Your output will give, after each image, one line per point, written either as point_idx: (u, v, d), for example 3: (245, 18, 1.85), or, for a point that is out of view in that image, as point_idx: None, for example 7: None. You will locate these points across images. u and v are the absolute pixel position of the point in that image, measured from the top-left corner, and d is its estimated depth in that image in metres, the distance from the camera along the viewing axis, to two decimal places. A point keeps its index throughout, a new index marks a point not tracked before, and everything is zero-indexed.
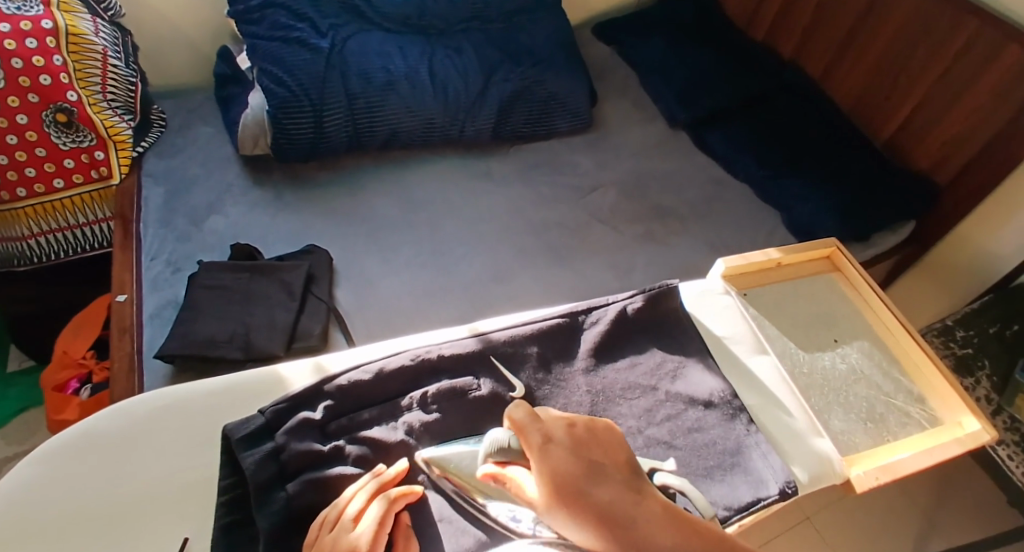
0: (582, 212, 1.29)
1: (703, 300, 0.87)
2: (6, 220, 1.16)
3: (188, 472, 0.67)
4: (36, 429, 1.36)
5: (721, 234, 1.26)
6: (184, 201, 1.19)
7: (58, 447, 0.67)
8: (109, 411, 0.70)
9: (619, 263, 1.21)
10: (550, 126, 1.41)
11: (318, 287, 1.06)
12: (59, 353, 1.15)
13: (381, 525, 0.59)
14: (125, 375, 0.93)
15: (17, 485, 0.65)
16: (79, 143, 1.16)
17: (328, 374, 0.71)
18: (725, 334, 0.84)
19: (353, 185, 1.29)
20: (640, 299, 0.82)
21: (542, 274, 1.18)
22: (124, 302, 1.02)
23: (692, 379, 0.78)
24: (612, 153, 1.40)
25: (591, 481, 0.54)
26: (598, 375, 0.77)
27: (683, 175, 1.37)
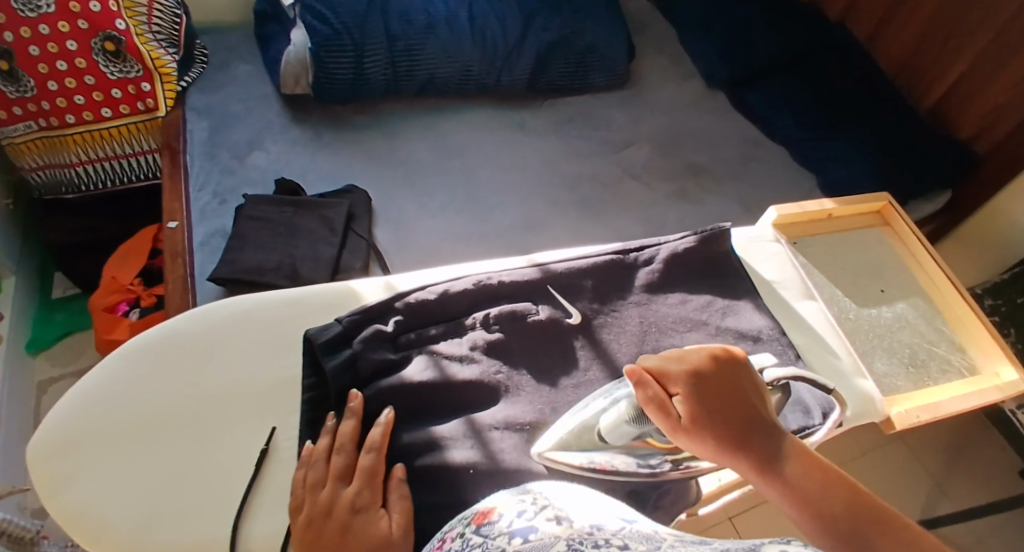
0: (615, 166, 1.31)
1: (754, 244, 0.89)
2: (56, 147, 1.20)
3: (270, 372, 0.71)
4: (83, 352, 1.45)
5: (754, 195, 1.28)
6: (227, 136, 1.21)
7: (146, 342, 0.72)
8: (191, 312, 0.74)
9: (652, 219, 1.23)
10: (586, 80, 1.41)
11: (358, 225, 1.08)
12: (108, 279, 1.21)
13: (355, 487, 0.61)
14: (179, 295, 0.98)
15: (109, 376, 0.69)
16: (126, 73, 1.18)
17: (397, 292, 0.75)
18: (776, 280, 0.86)
19: (390, 130, 1.30)
20: (692, 239, 0.84)
21: (576, 226, 1.20)
22: (176, 229, 1.05)
23: (743, 316, 0.80)
24: (646, 109, 1.41)
25: (722, 407, 0.61)
26: (650, 307, 0.80)
27: (719, 134, 1.37)
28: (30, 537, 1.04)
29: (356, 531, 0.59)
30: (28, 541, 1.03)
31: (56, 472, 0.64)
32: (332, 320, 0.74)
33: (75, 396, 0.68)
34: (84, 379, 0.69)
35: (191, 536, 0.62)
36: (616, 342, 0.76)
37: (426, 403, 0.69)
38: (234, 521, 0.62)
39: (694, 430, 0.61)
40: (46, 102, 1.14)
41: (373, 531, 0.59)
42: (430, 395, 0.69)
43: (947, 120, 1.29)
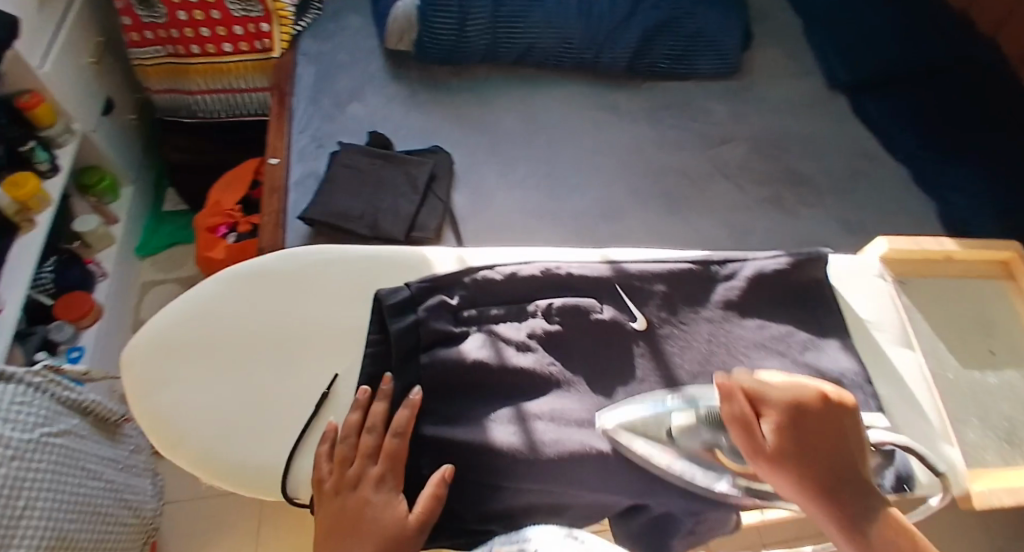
0: (710, 161, 1.31)
1: (854, 276, 0.90)
2: (181, 74, 1.33)
3: (341, 320, 0.78)
4: (185, 262, 1.64)
5: (842, 208, 1.25)
6: (332, 84, 1.29)
7: (245, 274, 0.81)
8: (281, 253, 0.82)
9: (737, 222, 1.23)
10: (691, 67, 1.41)
11: (439, 186, 1.14)
12: (213, 202, 1.34)
13: (381, 466, 0.68)
14: (272, 227, 1.08)
15: (208, 298, 0.79)
16: (248, 13, 1.27)
17: (466, 268, 0.81)
18: (871, 319, 0.87)
19: (484, 96, 1.35)
20: (784, 260, 0.86)
21: (655, 214, 1.22)
22: (277, 165, 1.16)
23: (828, 354, 0.82)
24: (753, 105, 1.39)
25: (816, 450, 0.62)
26: (724, 328, 0.82)
27: (825, 141, 1.34)
28: (114, 421, 1.19)
29: (377, 504, 0.66)
30: (112, 424, 1.18)
31: (154, 376, 0.75)
32: (400, 283, 0.81)
33: (178, 311, 0.78)
34: (189, 296, 0.80)
35: (255, 456, 0.72)
36: (682, 352, 0.79)
37: (479, 382, 0.74)
38: (290, 452, 0.72)
39: (790, 466, 0.62)
40: (175, 30, 1.27)
41: (392, 508, 0.66)
42: (491, 374, 0.75)
43: None
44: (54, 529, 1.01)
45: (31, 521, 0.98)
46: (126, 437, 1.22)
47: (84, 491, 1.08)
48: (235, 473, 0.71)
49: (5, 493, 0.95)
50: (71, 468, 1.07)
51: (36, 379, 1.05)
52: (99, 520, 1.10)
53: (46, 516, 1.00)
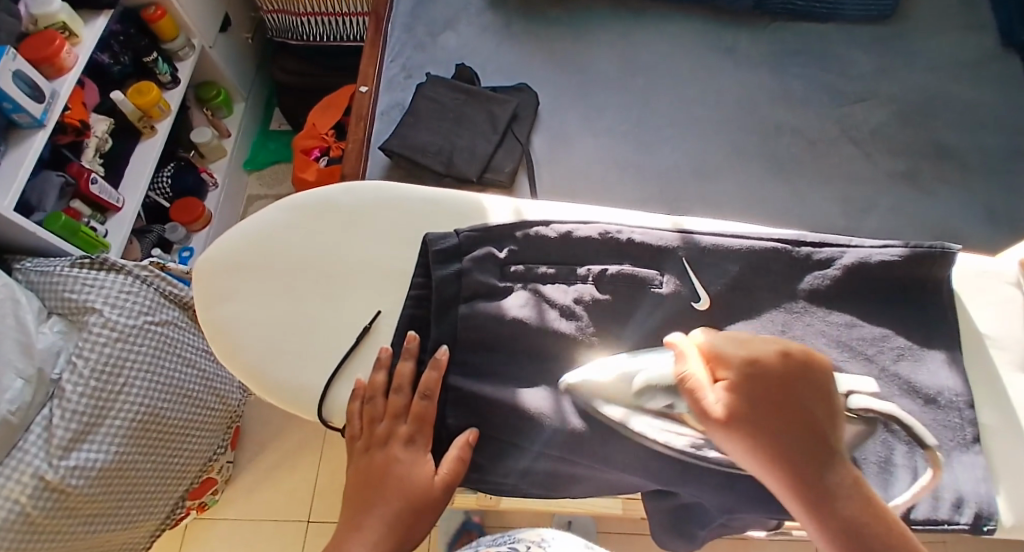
0: (834, 124, 1.21)
1: (981, 281, 0.80)
2: None
3: (392, 261, 0.80)
4: (284, 181, 1.72)
5: (961, 190, 1.14)
6: (429, 12, 1.28)
7: (308, 202, 0.84)
8: (346, 186, 0.85)
9: (855, 198, 1.14)
10: (835, 5, 1.30)
11: (519, 127, 1.13)
12: (309, 125, 1.40)
13: (409, 426, 0.69)
14: (354, 157, 1.11)
15: (271, 223, 0.83)
16: None
17: (520, 221, 0.79)
18: (990, 335, 0.77)
19: (583, 33, 1.31)
20: (899, 250, 0.76)
21: (747, 177, 1.16)
22: (365, 94, 1.17)
23: (926, 369, 0.73)
24: (904, 59, 1.27)
25: (774, 420, 0.56)
26: (801, 319, 0.75)
27: (976, 109, 1.21)
28: None
29: (402, 464, 0.67)
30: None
31: (217, 290, 0.80)
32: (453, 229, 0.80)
33: (244, 231, 0.83)
34: (256, 219, 0.84)
35: (297, 378, 0.75)
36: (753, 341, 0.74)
37: (515, 341, 0.73)
38: (329, 380, 0.75)
39: (741, 431, 0.56)
40: None
41: (417, 469, 0.67)
42: (530, 335, 0.73)
43: None
44: (147, 407, 1.14)
45: (125, 397, 1.11)
46: None
47: (177, 376, 1.20)
48: (279, 391, 0.75)
49: (106, 368, 1.10)
50: (168, 354, 1.18)
51: (142, 272, 1.19)
52: (190, 403, 1.22)
53: (139, 394, 1.13)
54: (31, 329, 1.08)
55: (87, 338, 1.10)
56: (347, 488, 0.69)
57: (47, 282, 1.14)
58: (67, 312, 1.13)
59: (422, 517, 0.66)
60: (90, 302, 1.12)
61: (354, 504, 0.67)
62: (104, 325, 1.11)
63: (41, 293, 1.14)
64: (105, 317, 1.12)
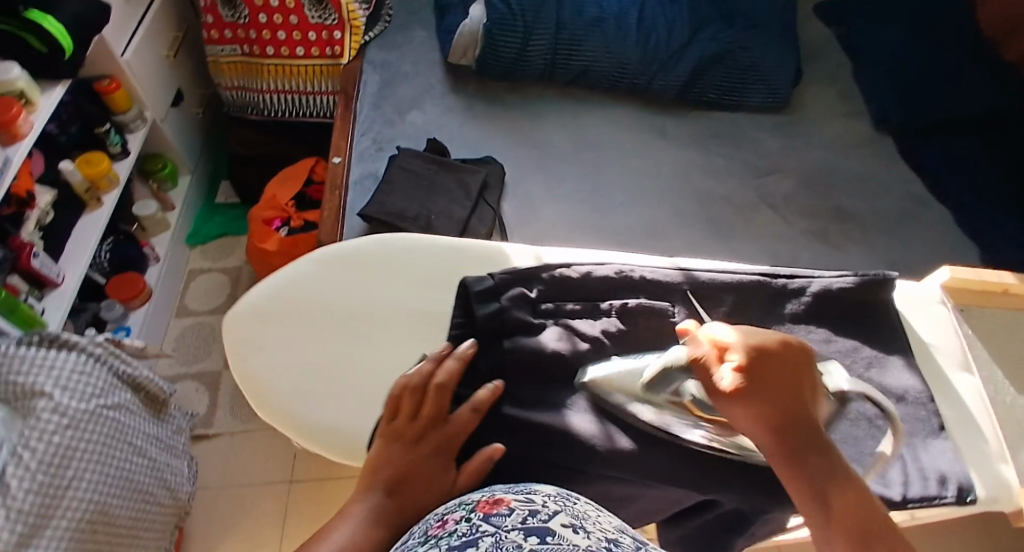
0: (751, 191, 1.35)
1: (918, 303, 0.94)
2: (254, 73, 1.43)
3: (429, 304, 0.83)
4: (232, 252, 1.67)
5: (882, 246, 1.29)
6: (395, 92, 1.36)
7: (336, 253, 0.88)
8: (376, 239, 0.89)
9: (781, 252, 1.26)
10: (740, 99, 1.46)
11: (490, 195, 1.19)
12: (269, 197, 1.40)
13: (447, 426, 0.70)
14: (331, 222, 1.14)
15: (302, 273, 0.86)
16: (324, 20, 1.37)
17: (544, 265, 0.85)
18: (936, 344, 0.90)
19: (537, 114, 1.40)
20: (850, 280, 0.87)
21: (695, 237, 1.26)
22: (338, 165, 1.22)
23: (891, 371, 0.84)
24: (800, 142, 1.45)
25: (780, 391, 0.60)
26: (789, 338, 0.84)
27: (876, 180, 1.39)
28: (164, 401, 1.19)
29: (438, 465, 0.68)
30: (160, 403, 1.18)
31: (250, 341, 0.82)
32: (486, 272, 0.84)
33: (275, 283, 0.86)
34: (287, 272, 0.87)
35: (339, 421, 0.77)
36: None
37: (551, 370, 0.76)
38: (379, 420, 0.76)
39: (747, 403, 0.59)
40: (254, 31, 1.37)
41: (439, 473, 0.67)
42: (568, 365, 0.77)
43: None
44: (96, 504, 0.99)
45: (75, 492, 0.96)
46: (172, 417, 1.22)
47: (127, 468, 1.06)
48: (320, 436, 0.76)
49: (56, 459, 0.95)
50: (118, 443, 1.05)
51: (98, 350, 1.06)
52: (139, 499, 1.08)
53: (90, 490, 0.98)
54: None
55: (33, 426, 0.95)
56: (366, 466, 0.68)
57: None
58: (11, 397, 0.96)
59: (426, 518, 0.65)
60: (41, 386, 0.97)
61: (370, 483, 0.66)
62: (54, 411, 0.97)
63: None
64: (56, 402, 0.97)
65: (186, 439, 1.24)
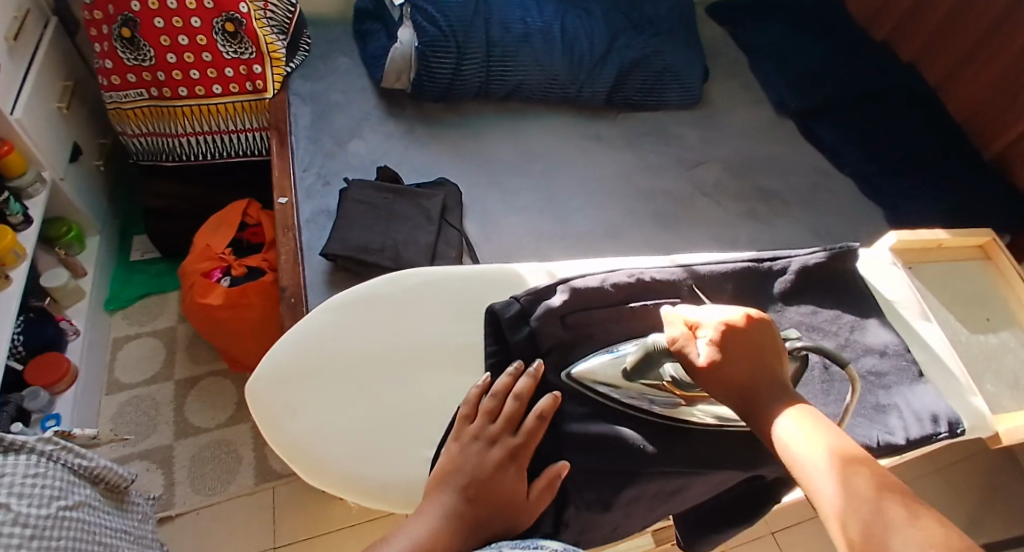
0: (687, 183, 1.38)
1: (877, 266, 0.97)
2: (166, 116, 1.31)
3: (458, 338, 0.80)
4: (162, 310, 1.52)
5: (824, 219, 1.35)
6: (331, 122, 1.29)
7: (347, 298, 0.82)
8: (384, 277, 0.84)
9: (725, 235, 1.30)
10: (659, 99, 1.49)
11: (451, 216, 1.15)
12: (202, 247, 1.28)
13: (520, 438, 0.68)
14: (290, 265, 1.04)
15: (320, 325, 0.81)
16: (240, 55, 1.28)
17: (558, 279, 0.79)
18: (897, 299, 0.94)
19: (477, 130, 1.37)
20: (822, 254, 0.89)
21: (652, 233, 1.27)
22: (286, 205, 1.12)
23: (870, 331, 0.88)
24: (719, 131, 1.50)
25: (744, 363, 0.61)
26: (784, 317, 0.86)
27: (785, 162, 1.45)
28: (124, 488, 1.03)
29: (509, 482, 0.66)
30: (122, 491, 1.02)
31: (283, 405, 0.76)
32: (509, 296, 0.80)
33: (295, 338, 0.80)
34: (299, 326, 0.81)
35: (401, 474, 0.73)
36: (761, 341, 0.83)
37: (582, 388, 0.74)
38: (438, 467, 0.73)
39: (718, 383, 0.61)
40: (164, 73, 1.26)
41: (512, 486, 0.66)
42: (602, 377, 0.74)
43: (1004, 170, 1.40)
44: None
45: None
46: (133, 505, 1.06)
47: None
48: (384, 493, 0.73)
49: None
50: (89, 544, 0.90)
51: (47, 447, 0.91)
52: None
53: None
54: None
55: None
56: (437, 472, 0.66)
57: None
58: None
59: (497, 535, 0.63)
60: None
61: (441, 491, 0.64)
62: (16, 524, 0.82)
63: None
64: (14, 512, 0.82)
65: (153, 529, 1.09)
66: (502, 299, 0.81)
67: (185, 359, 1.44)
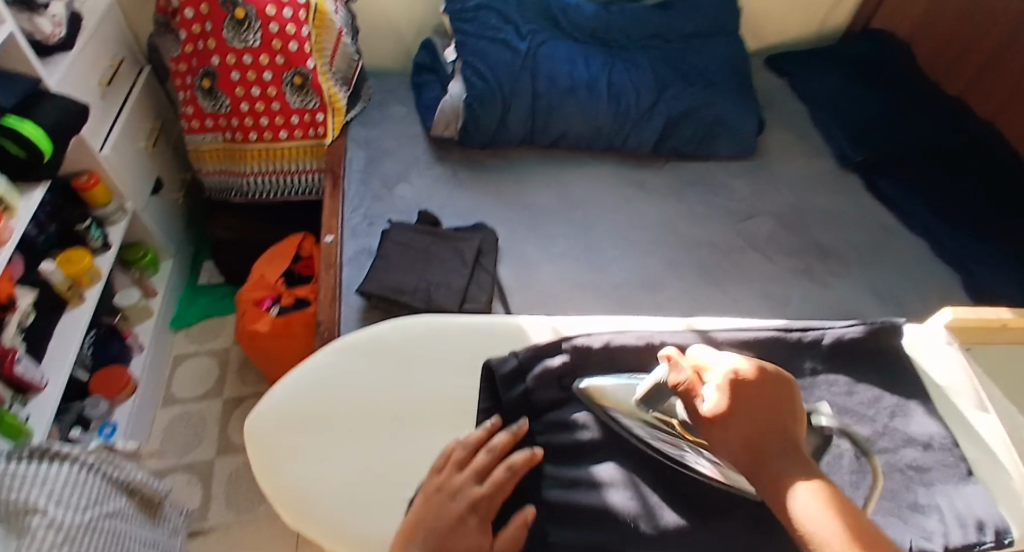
0: (737, 236, 1.37)
1: (927, 345, 0.93)
2: (237, 157, 1.43)
3: (452, 391, 0.86)
4: (220, 332, 1.62)
5: (881, 280, 1.30)
6: (380, 166, 1.37)
7: (351, 347, 0.90)
8: (386, 327, 0.91)
9: (774, 294, 1.27)
10: (710, 149, 1.50)
11: (486, 260, 1.20)
12: (258, 276, 1.37)
13: (486, 488, 0.70)
14: (329, 302, 1.13)
15: (321, 373, 0.88)
16: (306, 104, 1.39)
17: (564, 337, 0.85)
18: (949, 384, 0.89)
19: (521, 176, 1.42)
20: (859, 329, 0.91)
21: (692, 287, 1.26)
22: (332, 243, 1.21)
23: (914, 420, 0.85)
24: (769, 180, 1.48)
25: (752, 417, 0.63)
26: (813, 393, 0.87)
27: (848, 218, 1.42)
28: (158, 502, 1.13)
29: (472, 532, 0.68)
30: (157, 504, 1.13)
31: (280, 450, 0.82)
32: (509, 351, 0.86)
33: (298, 386, 0.87)
34: (302, 371, 0.88)
35: (383, 525, 0.77)
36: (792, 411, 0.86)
37: (584, 439, 0.77)
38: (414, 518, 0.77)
39: (730, 433, 0.62)
40: (237, 119, 1.38)
41: (474, 539, 0.68)
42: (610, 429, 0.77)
43: None
44: None
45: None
46: (166, 519, 1.16)
47: None
48: (366, 545, 0.77)
49: None
50: None
51: (90, 457, 1.00)
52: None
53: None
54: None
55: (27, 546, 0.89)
56: (407, 522, 0.70)
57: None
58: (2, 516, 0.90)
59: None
60: (33, 501, 0.92)
61: (406, 543, 0.68)
62: (50, 528, 0.91)
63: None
64: (51, 518, 0.92)
65: (183, 539, 1.19)
66: (503, 353, 0.87)
67: (235, 381, 1.53)
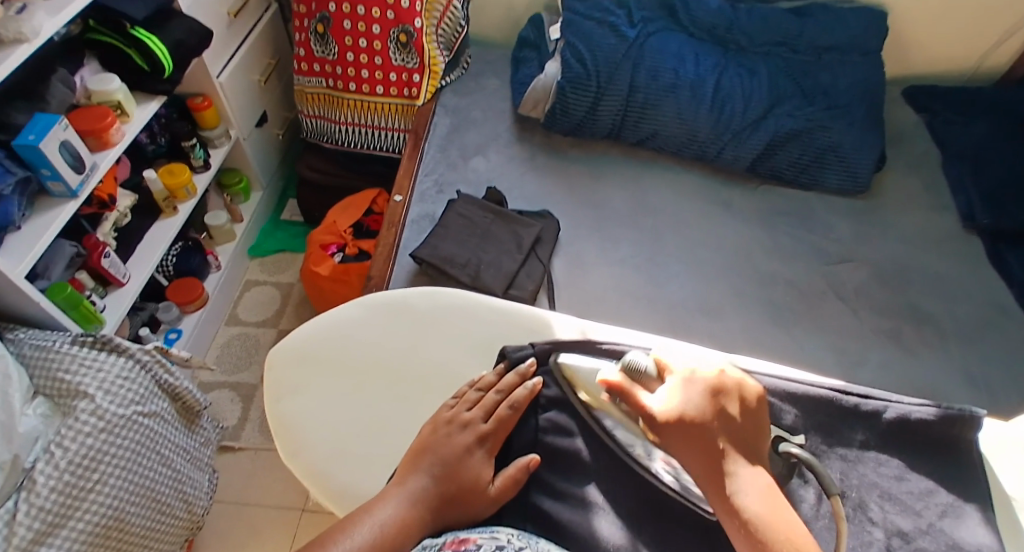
0: (822, 279, 1.25)
1: (1003, 449, 0.79)
2: (334, 105, 1.49)
3: (463, 367, 0.88)
4: (288, 268, 1.71)
5: (978, 362, 1.15)
6: (462, 137, 1.40)
7: (381, 302, 0.95)
8: (420, 291, 0.95)
9: (849, 352, 1.15)
10: (816, 178, 1.38)
11: (541, 249, 1.20)
12: (330, 222, 1.44)
13: (490, 425, 0.76)
14: (383, 259, 1.17)
15: (347, 319, 0.93)
16: (406, 63, 1.42)
17: (591, 339, 0.84)
18: (1018, 496, 0.75)
19: (601, 171, 1.41)
20: (931, 412, 0.78)
21: (754, 322, 1.18)
22: (399, 203, 1.26)
23: (967, 526, 0.72)
24: (878, 229, 1.34)
25: (711, 417, 0.67)
26: (855, 468, 0.77)
27: (959, 283, 1.26)
28: (197, 412, 1.23)
29: (473, 464, 0.73)
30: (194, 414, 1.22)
31: (290, 384, 0.88)
32: (531, 341, 0.87)
33: (323, 327, 0.93)
34: (331, 315, 0.94)
35: (359, 478, 0.81)
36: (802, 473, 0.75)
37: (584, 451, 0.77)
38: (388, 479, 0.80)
39: (680, 431, 0.67)
40: (341, 68, 1.44)
41: (479, 469, 0.73)
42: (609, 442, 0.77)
43: None
44: (115, 510, 1.03)
45: (98, 496, 1.01)
46: (202, 429, 1.26)
47: (151, 476, 1.09)
48: (341, 494, 0.80)
49: (85, 461, 1.00)
50: (149, 451, 1.09)
51: (143, 356, 1.12)
52: (157, 509, 1.11)
53: (112, 495, 1.03)
54: (15, 410, 0.97)
55: (71, 426, 1.00)
56: (416, 452, 0.75)
57: (38, 359, 1.04)
58: (55, 394, 1.03)
59: (463, 514, 0.71)
60: (83, 387, 1.03)
61: (413, 464, 0.74)
62: (93, 414, 1.02)
63: (31, 370, 1.03)
64: (95, 405, 1.03)
65: (212, 451, 1.29)
66: (524, 343, 0.88)
67: (292, 315, 1.62)
